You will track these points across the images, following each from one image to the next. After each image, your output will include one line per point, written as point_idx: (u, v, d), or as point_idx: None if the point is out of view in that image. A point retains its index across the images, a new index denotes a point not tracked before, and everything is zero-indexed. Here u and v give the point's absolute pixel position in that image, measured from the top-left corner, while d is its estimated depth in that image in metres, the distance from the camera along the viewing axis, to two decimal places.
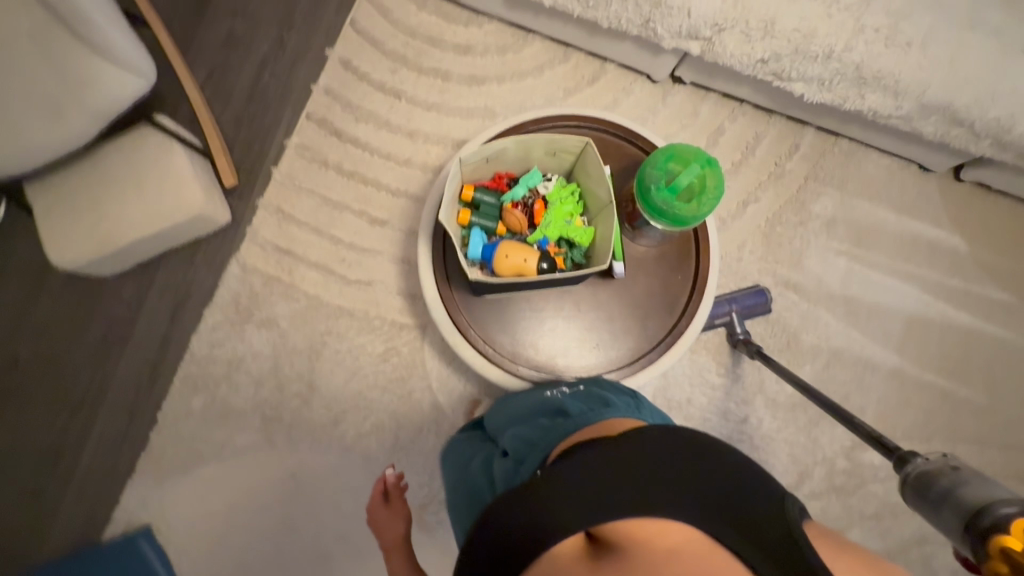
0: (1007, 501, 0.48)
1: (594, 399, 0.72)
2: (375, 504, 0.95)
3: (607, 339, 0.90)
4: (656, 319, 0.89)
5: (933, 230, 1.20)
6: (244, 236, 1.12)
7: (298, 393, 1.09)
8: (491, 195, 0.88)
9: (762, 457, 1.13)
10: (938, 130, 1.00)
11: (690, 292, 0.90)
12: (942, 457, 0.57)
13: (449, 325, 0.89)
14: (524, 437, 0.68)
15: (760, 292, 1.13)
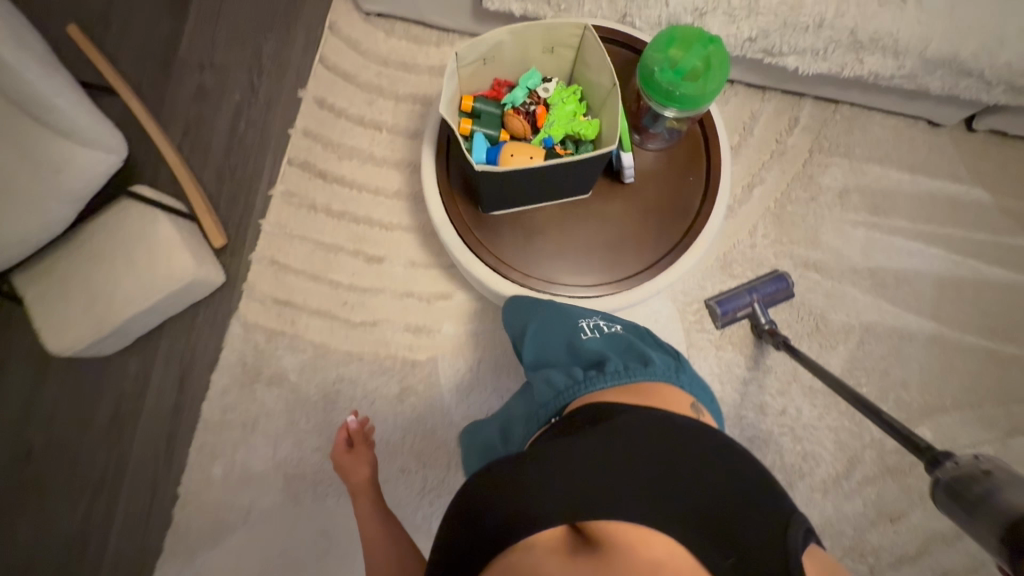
0: None
1: (631, 350, 0.67)
2: (339, 450, 0.95)
3: (619, 246, 0.88)
4: (671, 223, 0.88)
5: (951, 185, 1.14)
6: (241, 293, 1.09)
7: (318, 448, 1.05)
8: (491, 104, 0.84)
9: (808, 449, 1.07)
10: (945, 84, 0.94)
11: (704, 194, 0.88)
12: (974, 460, 0.55)
13: (461, 246, 0.89)
14: (551, 380, 0.65)
15: (780, 278, 1.07)
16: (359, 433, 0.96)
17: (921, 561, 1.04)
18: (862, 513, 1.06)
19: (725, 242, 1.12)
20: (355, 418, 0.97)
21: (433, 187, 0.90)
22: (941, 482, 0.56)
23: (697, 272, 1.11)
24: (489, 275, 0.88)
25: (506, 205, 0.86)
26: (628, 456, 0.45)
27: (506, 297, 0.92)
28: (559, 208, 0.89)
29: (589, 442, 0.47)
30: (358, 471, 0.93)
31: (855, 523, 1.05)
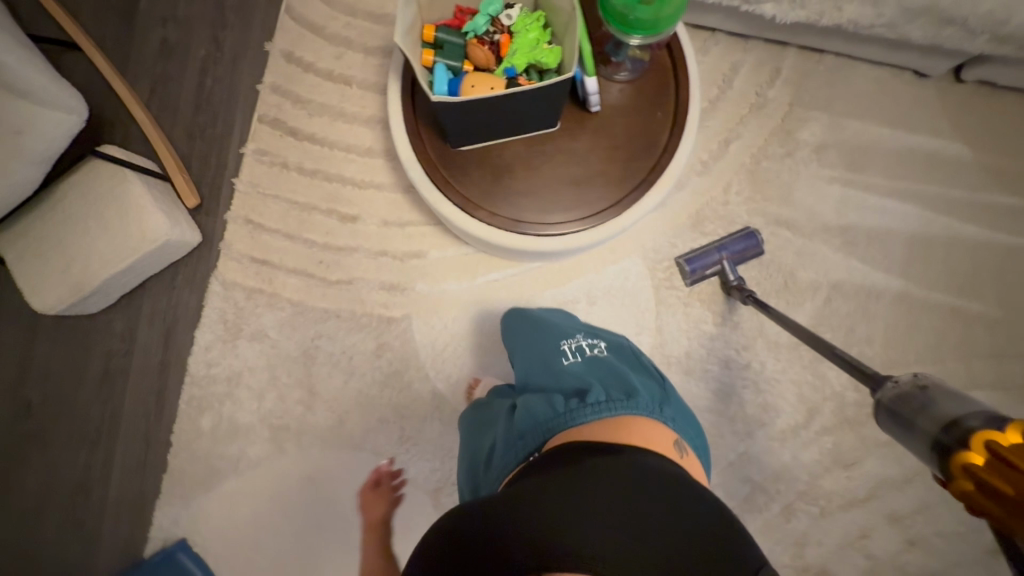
0: (972, 413, 0.50)
1: (616, 381, 0.70)
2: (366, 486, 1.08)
3: (586, 184, 0.87)
4: (638, 159, 0.87)
5: (933, 140, 1.12)
6: (218, 253, 1.11)
7: (299, 400, 1.10)
8: (454, 33, 0.77)
9: (770, 402, 1.11)
10: (927, 34, 0.91)
11: (672, 128, 0.87)
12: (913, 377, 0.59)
13: (428, 183, 0.88)
14: (532, 411, 0.68)
15: (751, 235, 1.08)
16: (388, 477, 1.08)
17: (871, 504, 1.10)
18: (819, 461, 1.11)
19: (697, 200, 1.12)
20: (388, 462, 1.09)
21: (400, 122, 0.88)
22: (881, 403, 0.60)
23: (668, 230, 1.11)
24: (456, 213, 0.88)
25: (472, 140, 0.85)
26: (623, 506, 0.49)
27: (475, 237, 0.92)
28: (527, 142, 0.88)
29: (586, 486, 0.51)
30: (376, 508, 1.07)
31: (812, 471, 1.11)
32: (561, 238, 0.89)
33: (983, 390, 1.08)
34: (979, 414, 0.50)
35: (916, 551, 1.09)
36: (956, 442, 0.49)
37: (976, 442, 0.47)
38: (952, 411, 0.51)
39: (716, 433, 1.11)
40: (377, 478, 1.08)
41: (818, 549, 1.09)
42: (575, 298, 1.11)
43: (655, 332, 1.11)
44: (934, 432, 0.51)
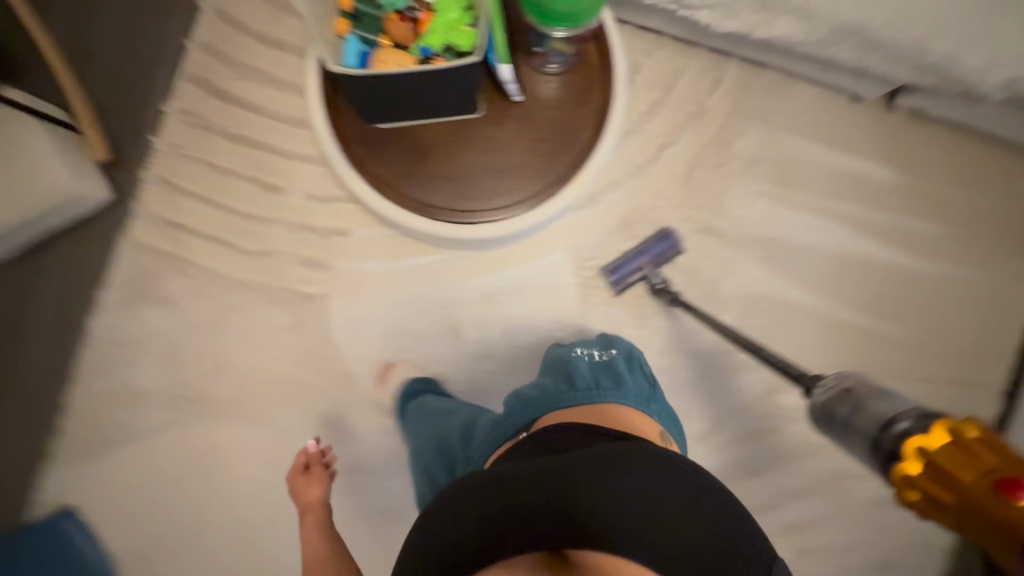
0: (901, 414, 0.55)
1: (609, 374, 0.83)
2: (295, 472, 0.98)
3: (505, 176, 0.86)
4: (558, 155, 0.86)
5: (863, 164, 1.14)
6: (132, 212, 1.08)
7: (205, 369, 1.09)
8: (371, 3, 0.75)
9: (681, 407, 1.13)
10: (855, 56, 0.92)
11: (594, 126, 0.86)
12: (836, 381, 0.65)
13: (340, 158, 0.86)
14: (525, 395, 0.81)
15: (668, 236, 1.09)
16: (317, 456, 0.99)
17: (768, 513, 1.13)
18: (723, 468, 1.13)
19: (629, 201, 1.12)
20: (316, 443, 1.01)
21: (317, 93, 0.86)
22: (817, 407, 0.65)
23: (597, 229, 1.12)
24: (368, 192, 0.86)
25: (388, 118, 0.83)
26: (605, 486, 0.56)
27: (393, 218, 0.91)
28: (446, 127, 0.86)
29: (568, 465, 0.58)
30: (312, 491, 0.96)
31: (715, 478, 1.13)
32: (476, 228, 0.89)
33: None
34: (908, 415, 0.55)
35: (807, 562, 1.12)
36: (893, 450, 0.54)
37: (909, 450, 0.52)
38: (882, 412, 0.57)
39: None
40: (305, 461, 0.98)
41: None
42: (498, 289, 1.10)
43: (575, 330, 1.11)
44: (870, 431, 0.56)
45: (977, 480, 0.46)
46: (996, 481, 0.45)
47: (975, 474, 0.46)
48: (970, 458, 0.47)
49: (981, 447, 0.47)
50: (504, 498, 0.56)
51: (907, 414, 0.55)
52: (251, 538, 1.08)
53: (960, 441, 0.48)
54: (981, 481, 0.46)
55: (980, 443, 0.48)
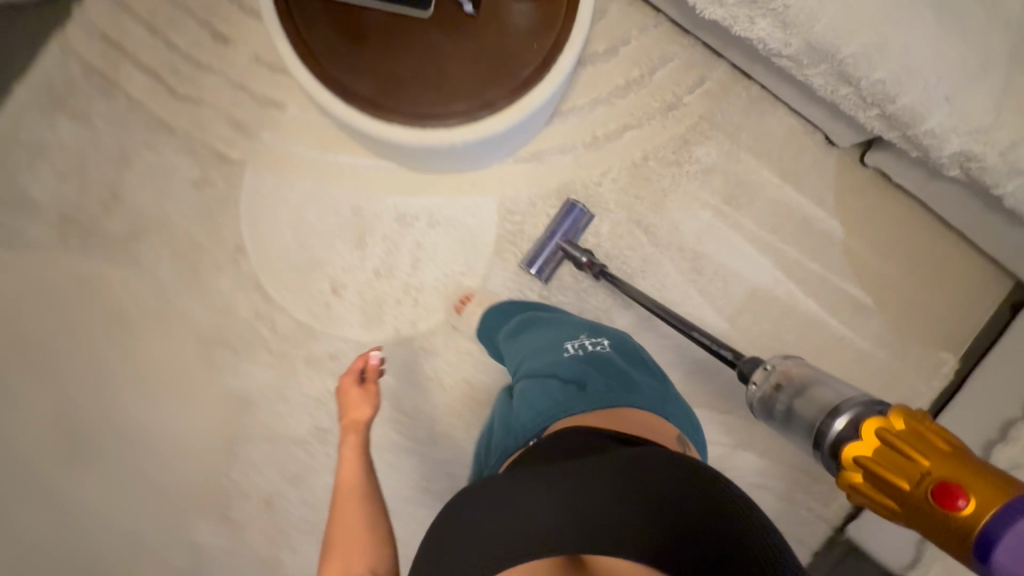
0: (845, 411, 0.64)
1: (615, 373, 0.80)
2: (348, 383, 0.92)
3: (438, 87, 0.83)
4: (496, 82, 0.83)
5: (815, 208, 1.11)
6: (71, 17, 1.04)
7: (99, 198, 1.06)
8: None
9: None
10: (827, 85, 0.89)
11: (540, 63, 0.83)
12: (767, 374, 0.76)
13: (273, 15, 0.82)
14: (530, 400, 0.78)
15: (574, 208, 1.06)
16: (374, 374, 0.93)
17: None
18: None
19: (574, 170, 1.09)
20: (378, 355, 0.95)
21: None
22: (756, 400, 0.77)
23: (532, 187, 1.09)
24: (291, 58, 0.82)
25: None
26: (611, 487, 0.56)
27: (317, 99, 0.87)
28: (390, 19, 0.82)
29: (563, 472, 0.59)
30: (357, 412, 0.89)
31: None
32: (395, 128, 0.84)
33: (752, 454, 1.10)
34: (850, 408, 0.64)
35: None
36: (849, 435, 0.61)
37: (847, 462, 0.59)
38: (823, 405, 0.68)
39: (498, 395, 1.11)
40: (362, 371, 0.92)
41: None
42: (418, 214, 1.08)
43: (480, 278, 1.09)
44: (817, 423, 0.67)
45: (916, 489, 0.51)
46: (932, 487, 0.50)
47: (911, 483, 0.52)
48: (904, 466, 0.53)
49: (909, 452, 0.53)
50: (509, 500, 0.57)
51: (848, 407, 0.64)
52: (98, 377, 1.07)
53: (890, 446, 0.55)
54: (919, 488, 0.51)
55: (910, 447, 0.53)
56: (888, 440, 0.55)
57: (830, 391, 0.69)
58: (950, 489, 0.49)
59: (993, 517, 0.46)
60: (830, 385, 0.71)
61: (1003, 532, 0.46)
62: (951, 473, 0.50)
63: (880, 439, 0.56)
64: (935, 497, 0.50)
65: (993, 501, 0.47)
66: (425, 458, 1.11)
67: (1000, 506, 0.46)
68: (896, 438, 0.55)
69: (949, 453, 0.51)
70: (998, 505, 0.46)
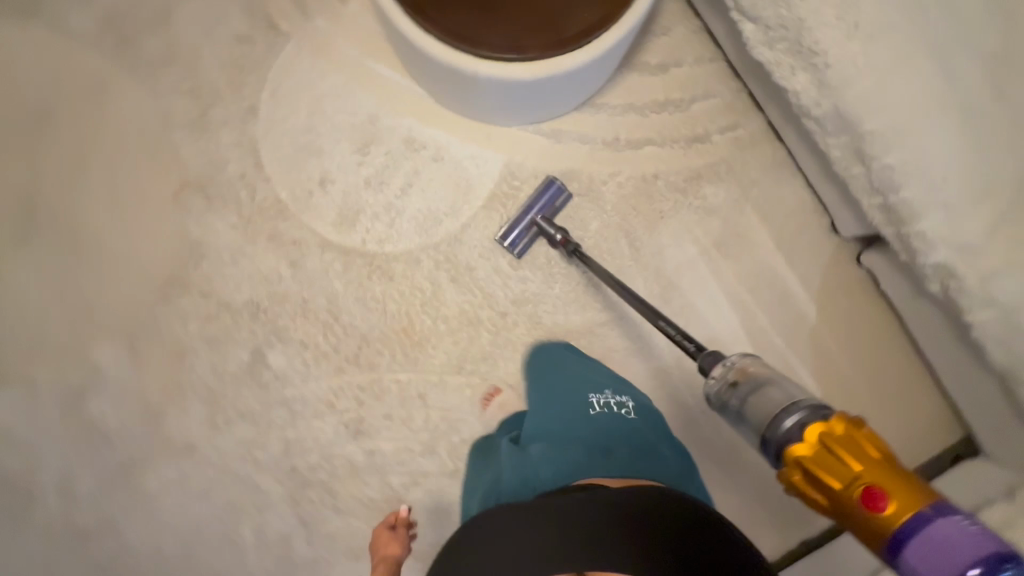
0: (792, 413, 0.57)
1: (641, 445, 0.75)
2: (382, 535, 0.85)
3: (484, 18, 0.86)
4: (537, 33, 0.86)
5: (797, 285, 1.10)
6: None
7: (149, 17, 1.11)
8: None
9: (493, 357, 1.11)
10: (844, 160, 0.89)
11: (584, 33, 0.86)
12: (727, 370, 0.67)
13: None
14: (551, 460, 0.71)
15: (551, 187, 1.08)
16: (408, 521, 0.87)
17: None
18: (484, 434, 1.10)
19: (586, 161, 1.11)
20: (407, 508, 0.89)
21: None
22: (710, 395, 0.68)
23: (540, 161, 1.11)
24: None
25: None
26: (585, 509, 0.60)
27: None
28: None
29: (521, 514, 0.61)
30: (389, 552, 0.84)
31: (472, 437, 1.10)
32: (429, 38, 0.87)
33: None
34: (797, 412, 0.57)
35: None
36: (793, 434, 0.56)
37: (787, 459, 0.56)
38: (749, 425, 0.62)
39: (432, 341, 1.11)
40: (394, 523, 0.86)
41: (423, 494, 1.10)
42: (427, 144, 1.11)
43: (459, 226, 1.11)
44: (762, 428, 0.60)
45: (851, 492, 0.50)
46: (860, 490, 0.50)
47: (841, 483, 0.51)
48: (843, 469, 0.51)
49: (845, 455, 0.52)
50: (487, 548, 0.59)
51: (796, 407, 0.58)
52: (77, 174, 1.10)
53: (833, 449, 0.53)
54: (849, 490, 0.50)
55: (845, 449, 0.52)
56: (824, 440, 0.54)
57: (788, 393, 0.60)
58: (875, 493, 0.49)
59: (910, 523, 0.47)
60: (788, 385, 0.62)
61: (918, 539, 0.46)
62: (878, 477, 0.49)
63: (817, 439, 0.55)
64: (861, 499, 0.49)
65: (916, 507, 0.47)
66: (341, 371, 1.10)
67: (919, 512, 0.46)
68: (832, 438, 0.54)
69: (880, 459, 0.51)
70: (917, 510, 0.47)
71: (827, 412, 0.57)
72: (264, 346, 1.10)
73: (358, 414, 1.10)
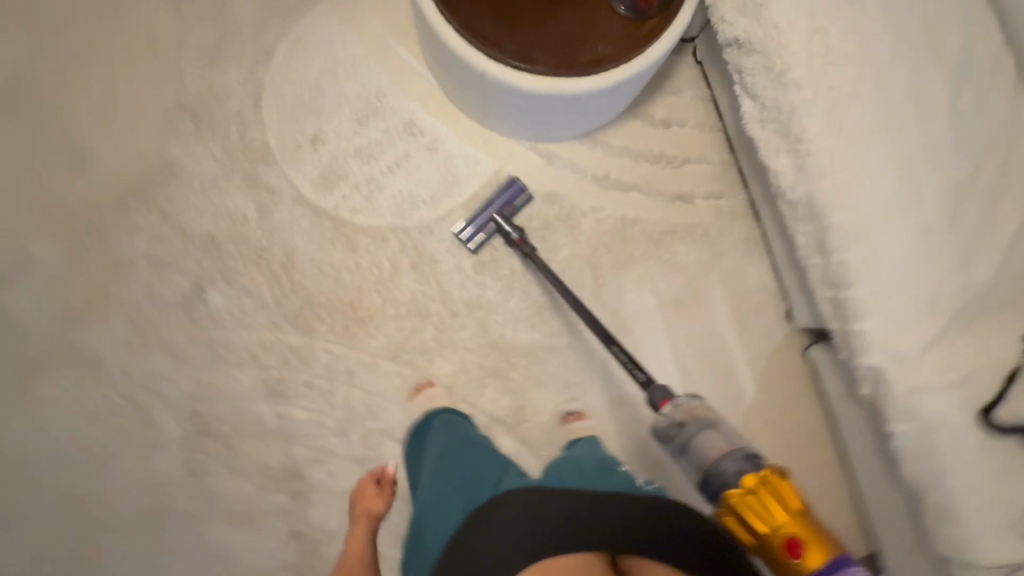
0: (730, 457, 0.73)
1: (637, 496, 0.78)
2: (367, 485, 1.00)
3: (501, 26, 0.90)
4: (548, 53, 0.89)
5: (743, 361, 1.11)
6: None
7: None
8: None
9: (431, 353, 1.09)
10: (807, 247, 0.92)
11: (591, 64, 0.90)
12: (676, 409, 0.81)
13: None
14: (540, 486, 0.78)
15: (513, 186, 1.09)
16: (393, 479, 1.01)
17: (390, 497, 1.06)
18: (402, 428, 1.07)
19: (572, 189, 1.13)
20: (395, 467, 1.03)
21: None
22: (660, 428, 0.82)
23: (528, 178, 1.13)
24: None
25: None
26: (600, 509, 0.71)
27: None
28: None
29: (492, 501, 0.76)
30: (371, 504, 0.99)
31: (389, 427, 1.07)
32: (448, 27, 0.89)
33: None
34: (734, 458, 0.73)
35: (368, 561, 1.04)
36: (730, 479, 0.72)
37: (727, 500, 0.71)
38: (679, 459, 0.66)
39: (375, 322, 1.09)
40: (381, 475, 1.01)
41: (322, 473, 1.05)
42: (426, 132, 1.13)
43: (434, 218, 1.11)
44: (704, 469, 0.75)
45: (778, 540, 0.67)
46: (784, 539, 0.67)
47: (769, 530, 0.68)
48: (774, 521, 0.67)
49: (774, 507, 0.68)
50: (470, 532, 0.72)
51: (733, 457, 0.73)
52: (76, 66, 1.09)
53: (768, 502, 0.68)
54: (774, 536, 0.67)
55: (774, 500, 0.68)
56: (758, 490, 0.70)
57: (727, 438, 0.76)
58: (794, 543, 0.66)
59: (820, 568, 0.64)
60: (727, 429, 0.78)
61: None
62: (799, 530, 0.67)
63: (752, 486, 0.70)
64: (785, 547, 0.66)
65: (822, 555, 0.65)
66: (276, 328, 1.08)
67: (828, 563, 0.64)
68: (764, 488, 0.70)
69: (798, 510, 0.68)
70: (826, 560, 0.65)
71: (760, 462, 0.73)
72: (207, 282, 1.08)
73: (281, 375, 1.07)
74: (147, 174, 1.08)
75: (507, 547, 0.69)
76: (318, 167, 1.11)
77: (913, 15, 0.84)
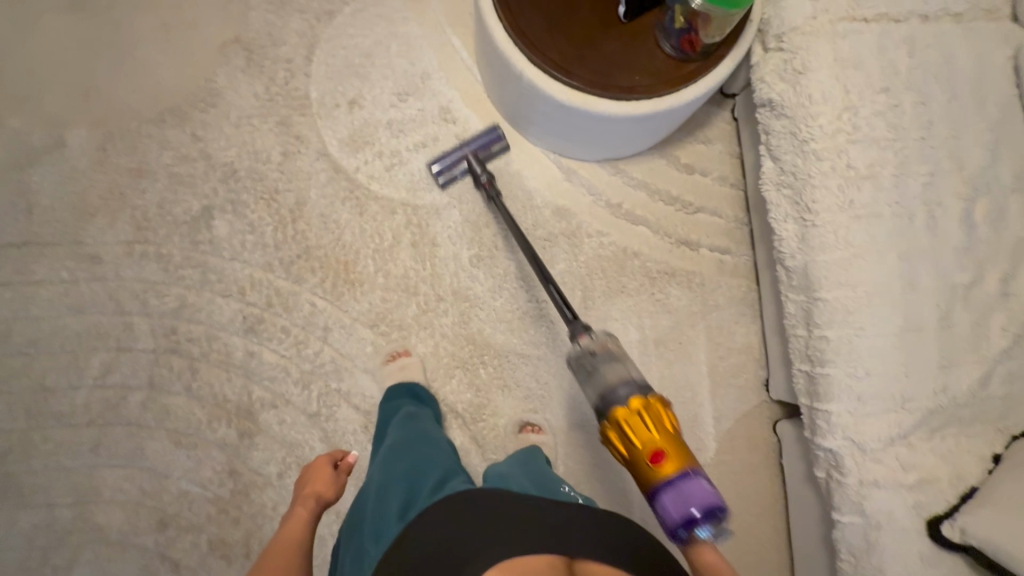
0: (625, 385, 0.69)
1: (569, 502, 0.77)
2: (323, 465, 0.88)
3: (550, 35, 0.92)
4: (588, 70, 0.92)
5: (709, 417, 1.10)
6: None
7: None
8: None
9: (408, 330, 1.10)
10: (794, 317, 0.91)
11: (627, 90, 0.92)
12: (587, 338, 0.76)
13: None
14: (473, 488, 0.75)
15: (494, 133, 1.12)
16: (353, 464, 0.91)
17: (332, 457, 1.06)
18: (361, 394, 1.08)
19: (583, 209, 1.15)
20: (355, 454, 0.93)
21: None
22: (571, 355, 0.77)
23: (544, 188, 1.15)
24: None
25: None
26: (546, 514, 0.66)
27: None
28: None
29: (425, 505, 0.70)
30: (323, 489, 0.84)
31: (349, 390, 1.08)
32: (500, 26, 0.93)
33: None
34: (628, 386, 0.69)
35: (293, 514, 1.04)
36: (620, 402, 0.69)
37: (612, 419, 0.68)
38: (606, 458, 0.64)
39: (363, 287, 1.11)
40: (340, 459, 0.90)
41: (273, 417, 1.07)
42: (459, 121, 1.16)
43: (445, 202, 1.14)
44: (598, 394, 0.71)
45: (644, 451, 0.66)
46: (651, 451, 0.66)
47: (640, 443, 0.66)
48: (648, 435, 0.66)
49: (651, 424, 0.67)
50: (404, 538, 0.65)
51: (626, 383, 0.70)
52: None
53: (647, 419, 0.67)
54: (644, 450, 0.66)
55: (653, 419, 0.67)
56: (642, 411, 0.67)
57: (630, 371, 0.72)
58: (658, 454, 0.66)
59: (675, 476, 0.65)
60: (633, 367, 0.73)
61: (676, 488, 0.64)
62: (666, 445, 0.66)
63: (637, 408, 0.68)
64: (649, 457, 0.66)
65: (682, 468, 0.65)
66: (269, 268, 1.10)
67: (682, 471, 0.65)
68: (648, 410, 0.67)
69: (671, 430, 0.67)
70: (681, 469, 0.65)
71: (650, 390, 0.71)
72: (216, 209, 1.11)
73: (260, 313, 1.09)
74: (191, 96, 1.13)
75: (456, 551, 0.61)
76: (349, 129, 1.15)
77: (946, 117, 0.86)
